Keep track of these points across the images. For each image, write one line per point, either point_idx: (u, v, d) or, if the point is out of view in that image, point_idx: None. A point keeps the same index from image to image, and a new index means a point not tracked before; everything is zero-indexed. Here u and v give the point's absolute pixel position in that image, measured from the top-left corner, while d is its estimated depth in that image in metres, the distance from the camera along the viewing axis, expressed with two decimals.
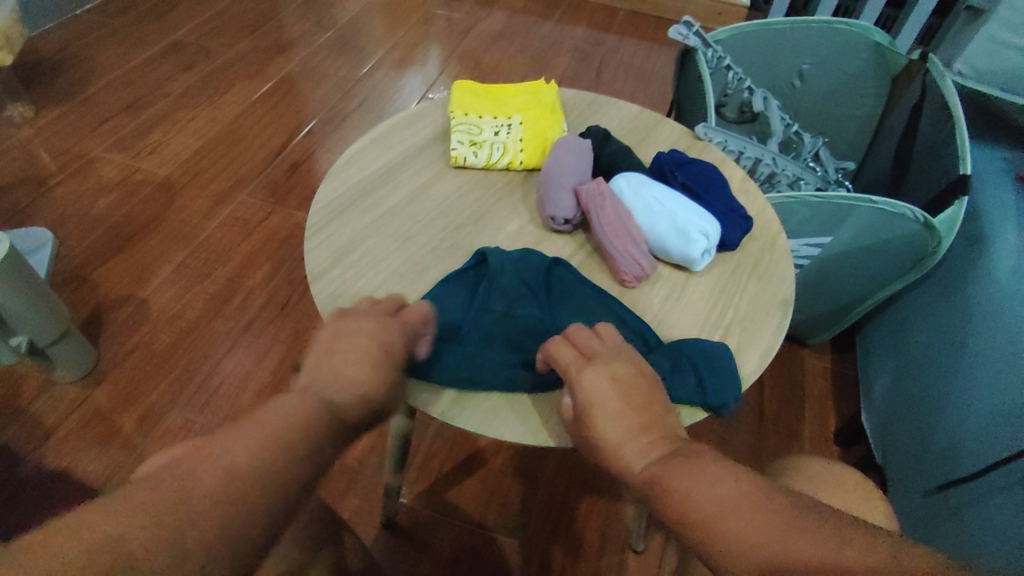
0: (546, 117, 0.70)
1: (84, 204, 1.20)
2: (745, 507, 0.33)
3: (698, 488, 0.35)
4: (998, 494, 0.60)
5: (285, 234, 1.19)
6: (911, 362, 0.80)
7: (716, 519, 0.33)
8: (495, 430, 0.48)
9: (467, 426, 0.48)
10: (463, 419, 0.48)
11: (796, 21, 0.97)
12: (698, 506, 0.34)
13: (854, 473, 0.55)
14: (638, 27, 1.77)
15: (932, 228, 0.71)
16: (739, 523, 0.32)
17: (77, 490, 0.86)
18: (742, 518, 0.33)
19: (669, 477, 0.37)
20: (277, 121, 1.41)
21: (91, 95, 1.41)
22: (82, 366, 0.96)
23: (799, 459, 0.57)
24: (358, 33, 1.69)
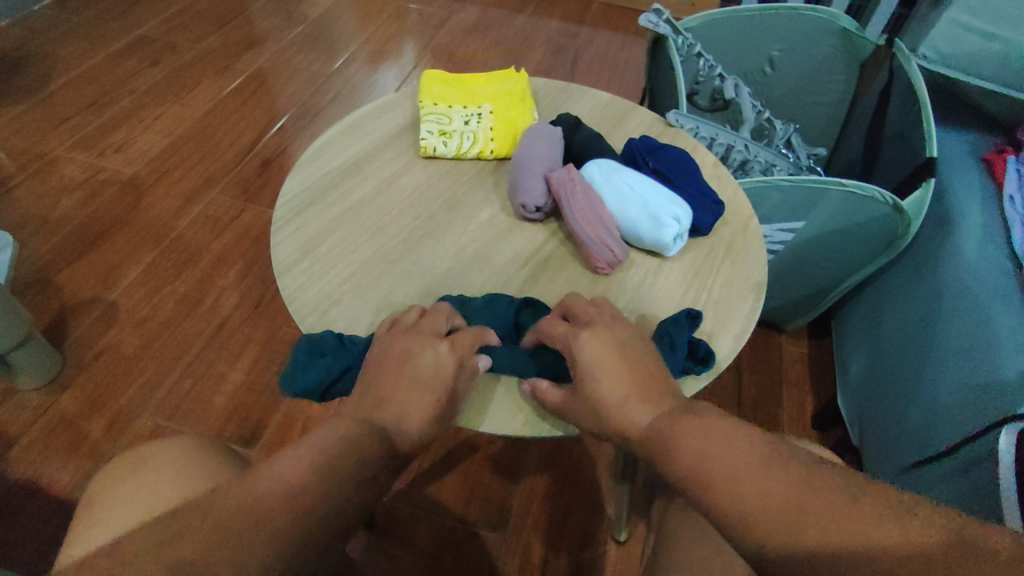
0: (516, 105, 0.69)
1: (46, 205, 1.17)
2: (714, 440, 0.37)
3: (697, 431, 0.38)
4: (971, 468, 0.61)
5: (257, 232, 1.17)
6: (885, 345, 0.81)
7: (676, 440, 0.38)
8: (502, 420, 0.49)
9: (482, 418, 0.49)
10: (480, 414, 0.49)
11: (765, 7, 0.97)
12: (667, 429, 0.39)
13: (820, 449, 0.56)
14: (612, 18, 1.76)
15: (902, 211, 0.72)
16: (708, 453, 0.36)
17: (42, 500, 0.83)
18: (726, 446, 0.36)
19: (678, 431, 0.38)
20: (248, 117, 1.38)
21: (52, 93, 1.37)
22: (46, 371, 0.93)
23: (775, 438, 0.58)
24: (330, 28, 1.66)
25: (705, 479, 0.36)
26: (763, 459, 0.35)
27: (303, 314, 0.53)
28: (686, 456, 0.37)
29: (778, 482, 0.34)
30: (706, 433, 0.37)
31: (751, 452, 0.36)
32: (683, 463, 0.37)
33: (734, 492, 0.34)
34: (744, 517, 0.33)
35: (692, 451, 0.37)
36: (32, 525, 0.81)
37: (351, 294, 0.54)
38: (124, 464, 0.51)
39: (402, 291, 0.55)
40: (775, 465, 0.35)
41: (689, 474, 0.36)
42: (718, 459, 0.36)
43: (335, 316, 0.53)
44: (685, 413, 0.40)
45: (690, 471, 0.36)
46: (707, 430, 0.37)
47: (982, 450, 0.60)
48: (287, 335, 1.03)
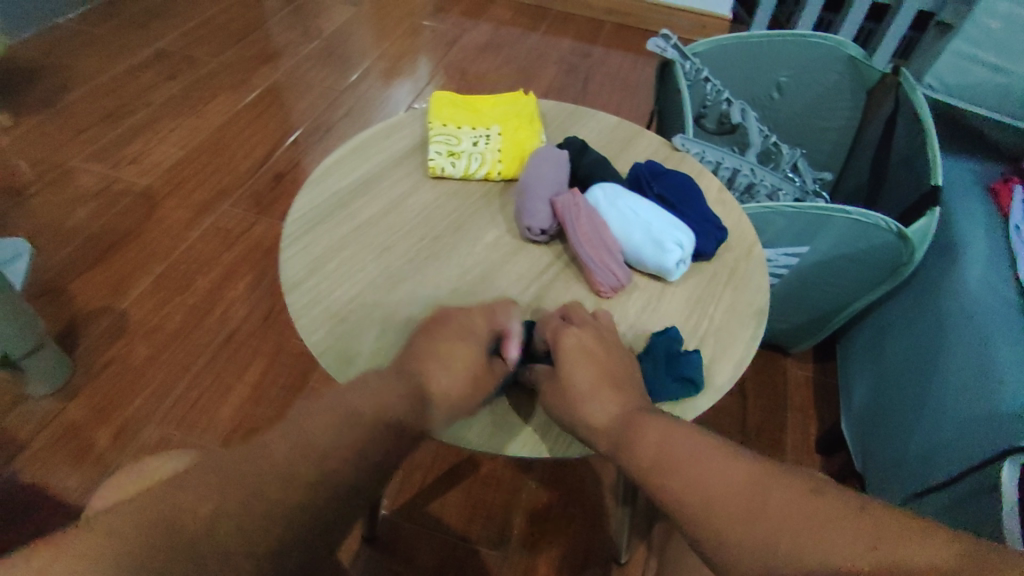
0: (524, 128, 0.70)
1: (62, 214, 1.19)
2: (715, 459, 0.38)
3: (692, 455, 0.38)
4: (972, 501, 0.61)
5: (268, 244, 1.19)
6: (890, 371, 0.81)
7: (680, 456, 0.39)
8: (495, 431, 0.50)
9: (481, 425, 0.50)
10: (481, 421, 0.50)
11: (772, 34, 0.98)
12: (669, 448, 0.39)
13: None
14: (622, 39, 1.78)
15: (905, 239, 0.72)
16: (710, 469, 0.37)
17: (50, 507, 0.85)
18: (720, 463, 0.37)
19: (677, 447, 0.39)
20: (261, 130, 1.41)
21: (72, 105, 1.40)
22: (57, 378, 0.95)
23: None
24: (345, 44, 1.69)
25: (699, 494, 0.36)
26: (736, 471, 0.37)
27: (310, 331, 0.54)
28: (690, 472, 0.37)
29: (749, 492, 0.35)
30: (684, 445, 0.39)
31: (724, 463, 0.37)
32: (683, 482, 0.37)
33: (709, 503, 0.36)
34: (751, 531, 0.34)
35: (671, 464, 0.38)
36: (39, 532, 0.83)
37: (357, 312, 0.55)
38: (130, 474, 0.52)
39: (408, 310, 0.56)
40: (746, 476, 0.36)
41: (669, 486, 0.38)
42: (692, 471, 0.37)
43: (341, 334, 0.54)
44: (667, 424, 0.41)
45: (668, 484, 0.38)
46: (691, 442, 0.39)
47: (986, 480, 0.60)
48: (294, 347, 1.04)
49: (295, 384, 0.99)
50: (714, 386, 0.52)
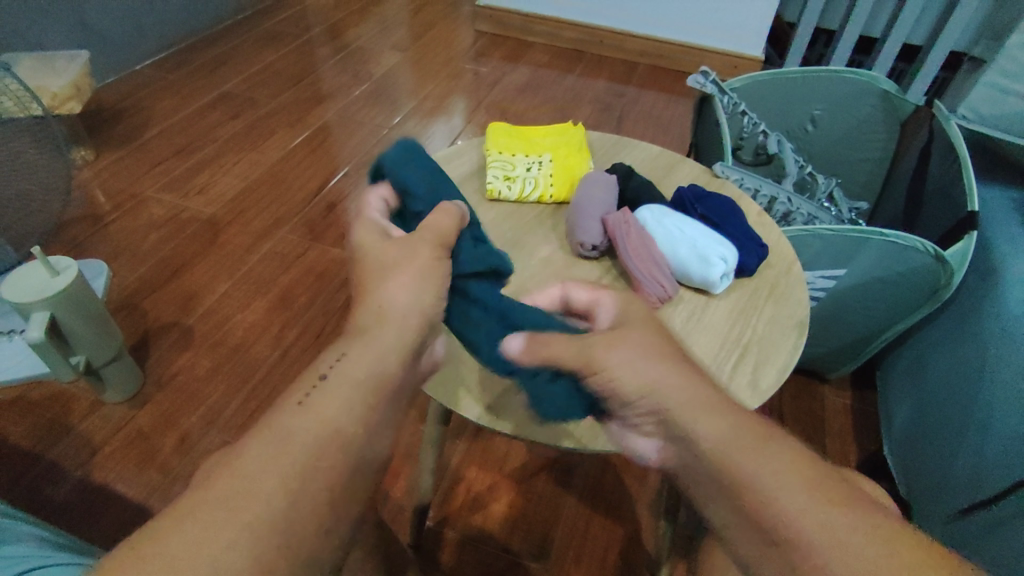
0: (574, 155, 0.76)
1: (136, 239, 1.29)
2: (789, 473, 0.37)
3: (761, 450, 0.38)
4: (1010, 522, 0.64)
5: (320, 269, 1.26)
6: (932, 393, 0.82)
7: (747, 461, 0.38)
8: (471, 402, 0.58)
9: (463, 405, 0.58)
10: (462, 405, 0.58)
11: (807, 70, 1.03)
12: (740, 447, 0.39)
13: None
14: (656, 79, 1.86)
15: (943, 261, 0.75)
16: (785, 486, 0.36)
17: (118, 507, 0.90)
18: (784, 465, 0.37)
19: (741, 444, 0.39)
20: (315, 165, 1.50)
21: (146, 140, 1.53)
22: (129, 387, 1.02)
23: None
24: (391, 86, 1.81)
25: (764, 493, 0.37)
26: (848, 529, 0.34)
27: None
28: (762, 480, 0.37)
29: (856, 550, 0.33)
30: (777, 478, 0.37)
31: (836, 517, 0.35)
32: (754, 484, 0.37)
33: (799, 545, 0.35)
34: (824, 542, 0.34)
35: (754, 495, 0.37)
36: (109, 529, 0.88)
37: None
38: None
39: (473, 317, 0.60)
40: (862, 537, 0.34)
41: (755, 512, 0.37)
42: (792, 507, 0.36)
43: None
44: (755, 451, 0.38)
45: (741, 509, 0.38)
46: (758, 447, 0.38)
47: None
48: None
49: None
50: (759, 390, 0.54)
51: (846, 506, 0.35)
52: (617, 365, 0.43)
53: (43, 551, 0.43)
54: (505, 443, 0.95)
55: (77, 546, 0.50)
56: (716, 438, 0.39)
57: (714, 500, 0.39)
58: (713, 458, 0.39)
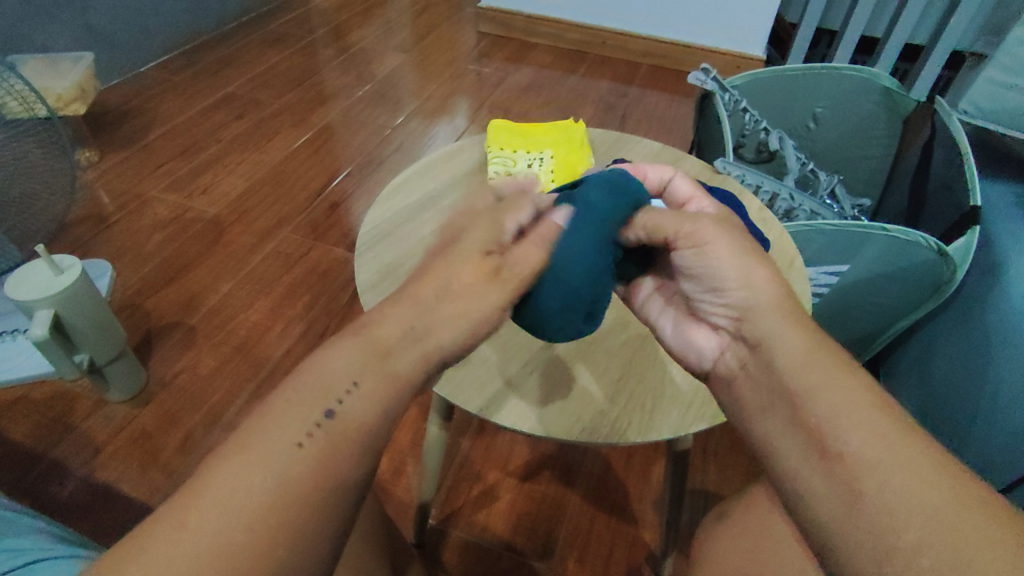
0: (576, 152, 0.76)
1: (139, 239, 1.30)
2: (859, 410, 0.36)
3: (833, 381, 0.38)
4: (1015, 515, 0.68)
5: (323, 268, 1.26)
6: (936, 389, 0.82)
7: (816, 392, 0.38)
8: (459, 390, 0.56)
9: (447, 390, 0.56)
10: (445, 388, 0.56)
11: (809, 67, 1.03)
12: (811, 379, 0.39)
13: None
14: (659, 79, 1.86)
15: (946, 257, 0.75)
16: (848, 417, 0.36)
17: (120, 507, 0.90)
18: (856, 401, 0.37)
19: (812, 371, 0.39)
20: (318, 165, 1.51)
21: (150, 142, 1.54)
22: (132, 386, 1.02)
23: None
24: (394, 87, 1.81)
25: (822, 420, 0.37)
26: (904, 449, 0.34)
27: None
28: (827, 411, 0.37)
29: (920, 492, 0.33)
30: (845, 400, 0.37)
31: (897, 438, 0.35)
32: (817, 413, 0.37)
33: (846, 458, 0.35)
34: (870, 474, 0.34)
35: (824, 416, 0.37)
36: (109, 530, 0.88)
37: None
38: None
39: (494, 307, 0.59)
40: (921, 462, 0.34)
41: (810, 422, 0.38)
42: (852, 437, 0.35)
43: None
44: (834, 376, 0.38)
45: (795, 419, 0.39)
46: (833, 381, 0.38)
47: None
48: None
49: None
50: None
51: (916, 435, 0.35)
52: (713, 240, 0.46)
53: (47, 543, 0.44)
54: (507, 443, 0.95)
55: (78, 541, 0.49)
56: (795, 360, 0.40)
57: (772, 417, 0.41)
58: (786, 377, 0.40)
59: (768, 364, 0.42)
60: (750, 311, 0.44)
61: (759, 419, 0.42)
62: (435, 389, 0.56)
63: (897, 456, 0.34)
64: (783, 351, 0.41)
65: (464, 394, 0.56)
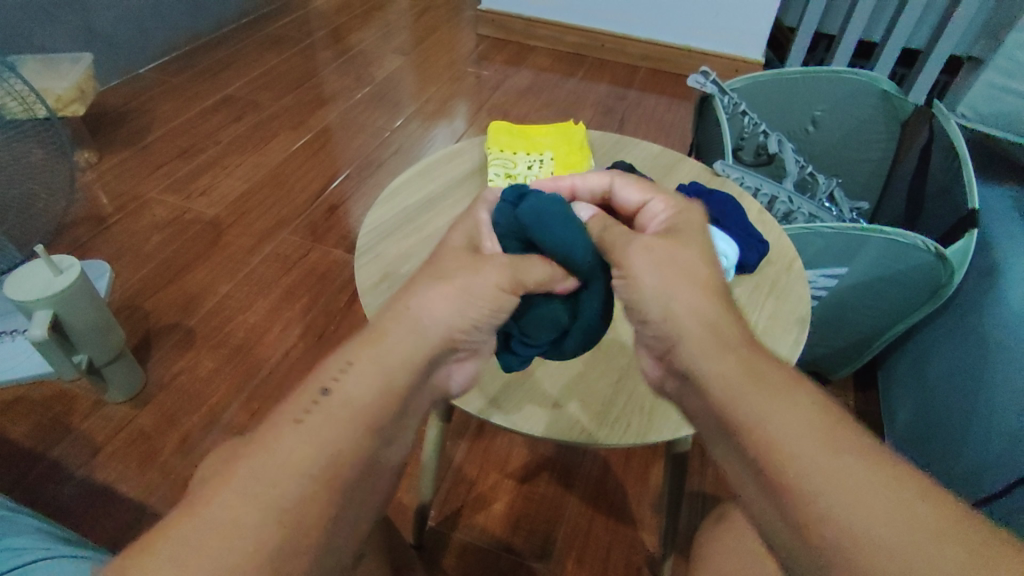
0: (576, 154, 0.76)
1: (138, 240, 1.30)
2: (793, 435, 0.32)
3: (764, 400, 0.34)
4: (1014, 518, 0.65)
5: (322, 269, 1.26)
6: (932, 391, 0.82)
7: (747, 417, 0.34)
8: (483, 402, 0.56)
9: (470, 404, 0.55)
10: (469, 402, 0.55)
11: (808, 71, 1.04)
12: (741, 400, 0.35)
13: None
14: (657, 83, 1.87)
15: (944, 259, 0.75)
16: (784, 444, 0.32)
17: (118, 507, 0.90)
18: (789, 421, 0.33)
19: (741, 391, 0.35)
20: (317, 167, 1.51)
21: (149, 143, 1.54)
22: (130, 387, 1.02)
23: None
24: (393, 89, 1.82)
25: (758, 448, 0.33)
26: (847, 473, 0.30)
27: None
28: (762, 438, 0.33)
29: (874, 522, 0.29)
30: (786, 415, 0.33)
31: (843, 453, 0.31)
32: (754, 440, 0.33)
33: (793, 489, 0.31)
34: (817, 508, 0.30)
35: (762, 443, 0.33)
36: (107, 530, 0.88)
37: None
38: None
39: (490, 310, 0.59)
40: (867, 486, 0.30)
41: (758, 456, 0.33)
42: (793, 465, 0.31)
43: None
44: (766, 390, 0.34)
45: (736, 449, 0.34)
46: (763, 400, 0.34)
47: None
48: None
49: None
50: None
51: (856, 452, 0.31)
52: (642, 269, 0.42)
53: (46, 543, 0.43)
54: (506, 445, 0.95)
55: (77, 540, 0.49)
56: (724, 381, 0.36)
57: (717, 447, 0.36)
58: (718, 397, 0.36)
59: (698, 388, 0.38)
60: (677, 337, 0.39)
61: (711, 450, 0.37)
62: (456, 403, 0.55)
63: (841, 482, 0.30)
64: (712, 373, 0.37)
65: (487, 405, 0.56)
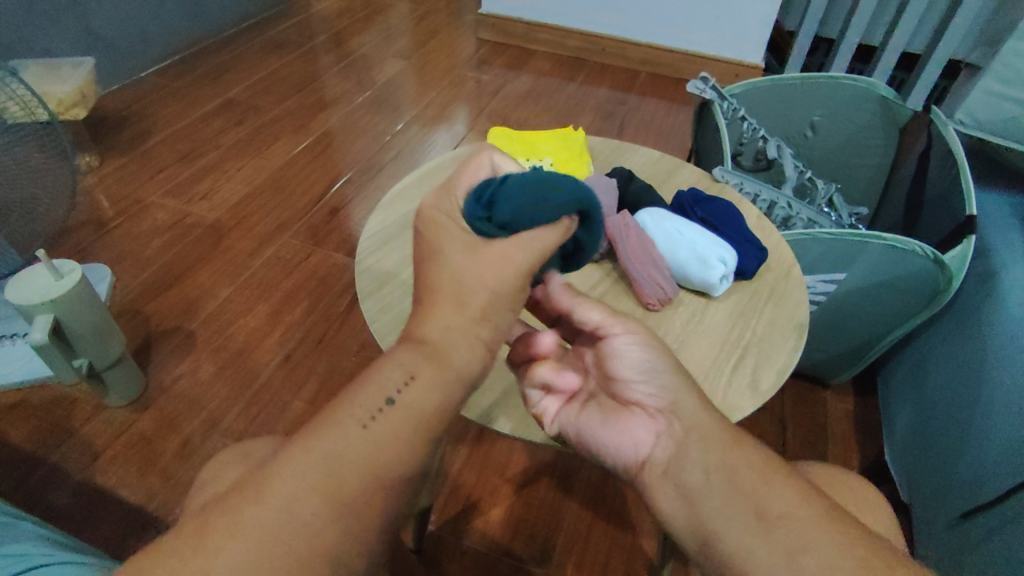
0: (575, 160, 0.77)
1: (139, 244, 1.30)
2: (775, 496, 0.39)
3: (749, 468, 0.41)
4: (1002, 530, 0.65)
5: (323, 273, 1.26)
6: (932, 399, 0.82)
7: (734, 480, 0.41)
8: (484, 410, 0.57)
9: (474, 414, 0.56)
10: (473, 411, 0.57)
11: (806, 77, 1.04)
12: (728, 468, 0.41)
13: (854, 477, 0.58)
14: (657, 87, 1.87)
15: (943, 265, 0.75)
16: (768, 503, 0.39)
17: (118, 511, 0.90)
18: (773, 487, 0.40)
19: (729, 459, 0.42)
20: (318, 171, 1.52)
21: (150, 147, 1.54)
22: (130, 391, 1.02)
23: (803, 466, 0.59)
24: (394, 93, 1.82)
25: (747, 507, 0.39)
26: (821, 530, 0.38)
27: (383, 331, 0.60)
28: (750, 498, 0.40)
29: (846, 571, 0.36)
30: (767, 482, 0.40)
31: (814, 513, 0.39)
32: (741, 501, 0.40)
33: (782, 542, 0.38)
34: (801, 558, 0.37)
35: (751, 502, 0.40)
36: (107, 534, 0.88)
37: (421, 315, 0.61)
38: (215, 467, 0.57)
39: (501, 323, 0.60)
40: (836, 540, 0.37)
41: (744, 515, 0.39)
42: (778, 522, 0.38)
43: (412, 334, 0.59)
44: (747, 460, 0.42)
45: (726, 508, 0.40)
46: (746, 465, 0.41)
47: None
48: (346, 369, 1.10)
49: None
50: (756, 392, 0.55)
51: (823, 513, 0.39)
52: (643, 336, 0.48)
53: (47, 548, 0.44)
54: (506, 450, 0.95)
55: (78, 546, 0.49)
56: (713, 451, 0.43)
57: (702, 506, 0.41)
58: (709, 463, 0.42)
59: (690, 455, 0.43)
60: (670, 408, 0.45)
61: (695, 511, 0.41)
62: (461, 414, 0.56)
63: (815, 538, 0.37)
64: (702, 442, 0.43)
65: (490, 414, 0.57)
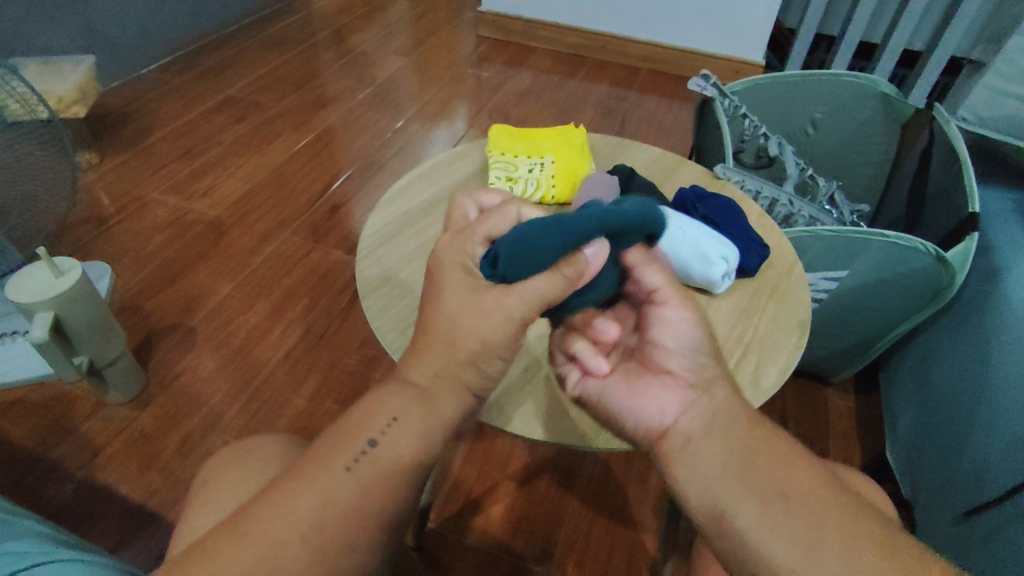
0: (577, 157, 0.76)
1: (139, 241, 1.30)
2: (807, 491, 0.40)
3: (782, 461, 0.42)
4: (1006, 526, 0.65)
5: (323, 270, 1.26)
6: (934, 394, 0.82)
7: (770, 470, 0.41)
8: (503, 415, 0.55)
9: (496, 420, 0.55)
10: (494, 417, 0.55)
11: (808, 73, 1.03)
12: (762, 457, 0.42)
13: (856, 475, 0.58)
14: (658, 84, 1.87)
15: (945, 262, 0.75)
16: (800, 497, 0.40)
17: (119, 508, 0.90)
18: (805, 481, 0.41)
19: (763, 449, 0.42)
20: (318, 167, 1.51)
21: (150, 144, 1.54)
22: (130, 389, 1.02)
23: None
24: (394, 90, 1.82)
25: (779, 497, 0.40)
26: (851, 528, 0.39)
27: (383, 329, 0.59)
28: (782, 489, 0.40)
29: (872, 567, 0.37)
30: (799, 476, 0.41)
31: (845, 511, 0.39)
32: (773, 490, 0.40)
33: (815, 537, 0.38)
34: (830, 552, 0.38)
35: (785, 494, 0.40)
36: (108, 530, 0.88)
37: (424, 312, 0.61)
38: (215, 465, 0.57)
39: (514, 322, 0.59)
40: (866, 538, 0.38)
41: (777, 504, 0.40)
42: (810, 516, 0.39)
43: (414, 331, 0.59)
44: (782, 453, 0.42)
45: (761, 497, 0.40)
46: (781, 461, 0.42)
47: None
48: (346, 367, 1.10)
49: (348, 400, 1.04)
50: (759, 389, 0.55)
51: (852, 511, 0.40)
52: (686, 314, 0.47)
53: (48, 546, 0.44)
54: (507, 447, 0.95)
55: (79, 543, 0.49)
56: (748, 439, 0.43)
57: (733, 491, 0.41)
58: (744, 451, 0.42)
59: (723, 439, 0.43)
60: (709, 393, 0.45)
61: (725, 494, 0.41)
62: (483, 421, 0.55)
63: (846, 534, 0.38)
64: (737, 429, 0.43)
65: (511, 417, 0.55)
